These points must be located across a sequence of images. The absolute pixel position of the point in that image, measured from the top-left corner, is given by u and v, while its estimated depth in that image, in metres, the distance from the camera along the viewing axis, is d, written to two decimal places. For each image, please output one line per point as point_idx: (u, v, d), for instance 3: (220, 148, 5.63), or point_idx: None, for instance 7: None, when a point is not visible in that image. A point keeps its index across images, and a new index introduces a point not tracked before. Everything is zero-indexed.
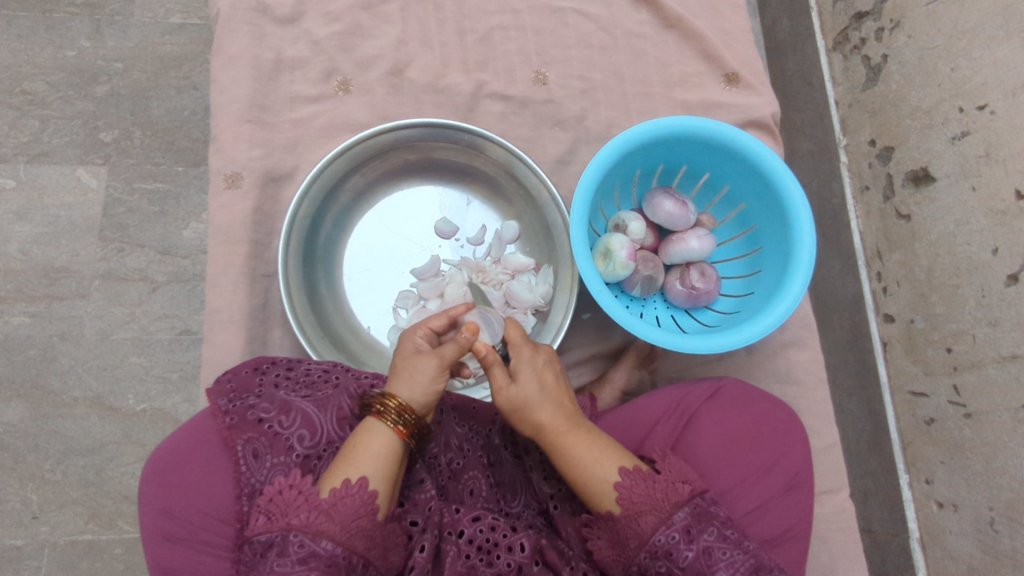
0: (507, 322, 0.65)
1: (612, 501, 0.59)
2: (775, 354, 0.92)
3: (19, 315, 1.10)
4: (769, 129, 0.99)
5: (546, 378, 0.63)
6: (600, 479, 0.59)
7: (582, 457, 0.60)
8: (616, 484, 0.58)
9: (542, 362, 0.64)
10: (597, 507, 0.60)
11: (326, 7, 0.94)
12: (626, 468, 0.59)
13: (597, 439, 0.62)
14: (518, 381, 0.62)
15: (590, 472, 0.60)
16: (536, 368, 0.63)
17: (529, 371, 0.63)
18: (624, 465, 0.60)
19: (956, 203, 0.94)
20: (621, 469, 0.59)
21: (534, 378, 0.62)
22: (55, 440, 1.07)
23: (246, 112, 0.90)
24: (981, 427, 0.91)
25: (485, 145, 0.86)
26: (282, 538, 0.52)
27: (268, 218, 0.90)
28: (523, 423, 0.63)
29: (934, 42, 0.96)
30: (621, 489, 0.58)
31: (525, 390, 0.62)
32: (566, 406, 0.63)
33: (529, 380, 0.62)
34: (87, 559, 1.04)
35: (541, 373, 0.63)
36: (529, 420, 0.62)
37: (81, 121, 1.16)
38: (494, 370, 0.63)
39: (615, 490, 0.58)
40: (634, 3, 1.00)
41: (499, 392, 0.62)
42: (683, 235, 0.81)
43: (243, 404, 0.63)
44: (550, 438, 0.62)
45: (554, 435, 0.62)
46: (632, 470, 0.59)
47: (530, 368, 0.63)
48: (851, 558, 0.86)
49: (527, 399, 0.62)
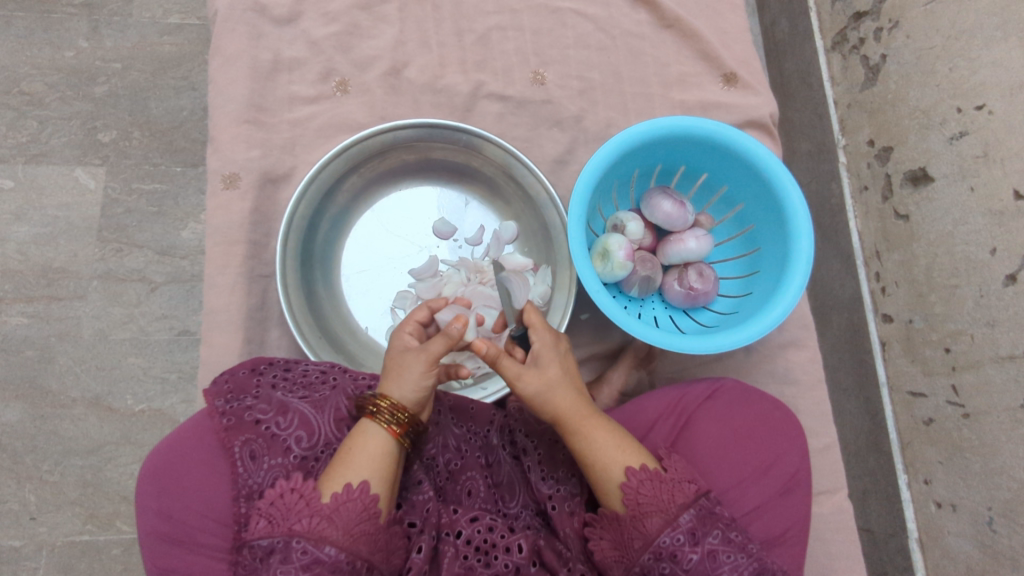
0: (526, 306, 0.64)
1: (616, 499, 0.60)
2: (773, 354, 0.92)
3: (17, 316, 1.10)
4: (768, 130, 0.98)
5: (568, 364, 0.65)
6: (617, 464, 0.60)
7: (602, 445, 0.61)
8: (622, 484, 0.59)
9: (564, 350, 0.65)
10: (606, 506, 0.61)
11: (323, 7, 0.94)
12: (633, 468, 0.59)
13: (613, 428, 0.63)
14: (540, 365, 0.63)
15: (609, 456, 0.61)
16: (560, 355, 0.64)
17: (552, 356, 0.63)
18: (631, 464, 0.60)
19: (953, 203, 0.94)
20: (628, 469, 0.59)
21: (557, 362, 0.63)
22: (54, 440, 1.07)
23: (244, 112, 0.90)
24: (979, 427, 0.91)
25: (483, 145, 0.86)
26: (284, 543, 0.51)
27: (266, 219, 0.90)
28: (545, 409, 0.63)
29: (932, 42, 0.96)
30: (628, 489, 0.59)
31: (547, 373, 0.62)
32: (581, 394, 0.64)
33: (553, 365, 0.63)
34: (85, 560, 1.04)
35: (563, 358, 0.64)
36: (552, 404, 0.62)
37: (79, 121, 1.16)
38: (505, 361, 0.61)
39: (622, 490, 0.59)
40: (631, 3, 1.00)
41: (518, 378, 0.62)
42: (680, 235, 0.81)
43: (240, 405, 0.62)
44: (572, 423, 0.62)
45: (576, 421, 0.62)
46: (638, 469, 0.59)
47: (554, 351, 0.64)
48: (849, 558, 0.86)
49: (550, 383, 0.62)
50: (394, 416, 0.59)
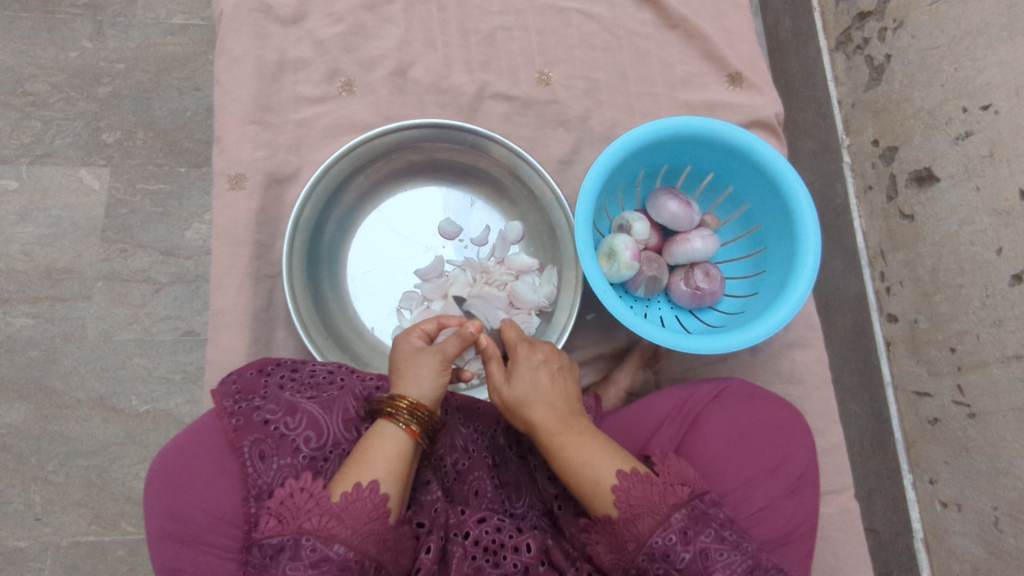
0: (504, 324, 0.70)
1: (609, 504, 0.59)
2: (779, 354, 0.92)
3: (21, 316, 1.10)
4: (773, 129, 0.99)
5: (541, 377, 0.65)
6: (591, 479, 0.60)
7: (575, 457, 0.61)
8: (612, 488, 0.58)
9: (539, 362, 0.66)
10: (595, 509, 0.60)
11: (329, 7, 0.94)
12: (623, 471, 0.59)
13: (590, 439, 0.62)
14: (512, 379, 0.65)
15: (581, 471, 0.60)
16: (533, 367, 0.66)
17: (526, 369, 0.65)
18: (620, 468, 0.60)
19: (959, 203, 0.94)
20: (618, 472, 0.59)
21: (528, 377, 0.65)
22: (59, 441, 1.07)
23: (250, 113, 0.90)
24: (986, 427, 0.91)
25: (490, 146, 0.86)
26: (294, 541, 0.51)
27: (272, 219, 0.91)
28: (520, 421, 0.65)
29: (937, 42, 0.96)
30: (618, 491, 0.58)
31: (521, 388, 0.64)
32: (560, 406, 0.64)
33: (523, 381, 0.64)
34: (91, 561, 1.04)
35: (536, 373, 0.65)
36: (525, 418, 0.64)
37: (84, 122, 1.16)
38: (493, 365, 0.66)
39: (612, 493, 0.58)
40: (636, 3, 1.00)
41: (498, 387, 0.66)
42: (687, 235, 0.81)
43: (249, 406, 0.62)
44: (542, 440, 0.63)
45: (546, 437, 0.63)
46: (629, 472, 0.59)
47: (527, 365, 0.65)
48: (857, 559, 0.86)
49: (523, 399, 0.64)
50: (416, 415, 0.59)
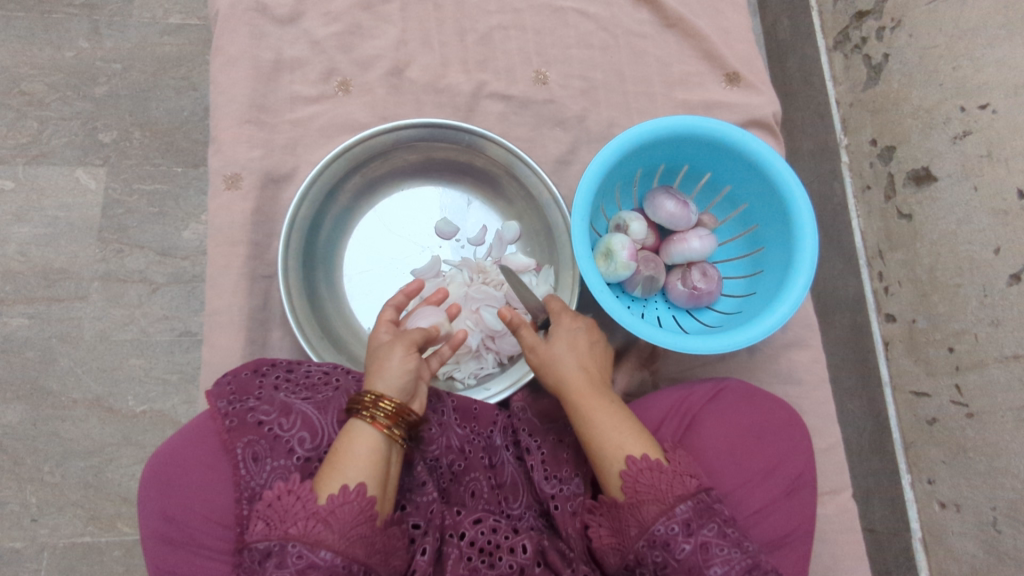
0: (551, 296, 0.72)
1: (618, 488, 0.59)
2: (777, 354, 0.92)
3: (18, 316, 1.10)
4: (770, 129, 0.98)
5: (581, 343, 0.68)
6: (613, 444, 0.60)
7: (599, 421, 0.62)
8: (622, 471, 0.58)
9: (579, 331, 0.69)
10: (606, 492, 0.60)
11: (325, 7, 0.94)
12: (634, 456, 0.59)
13: (618, 409, 0.63)
14: (551, 339, 0.68)
15: (606, 434, 0.61)
16: (573, 333, 0.69)
17: (565, 334, 0.68)
18: (631, 453, 0.59)
19: (957, 202, 0.94)
20: (628, 457, 0.59)
21: (568, 337, 0.68)
22: (55, 442, 1.06)
23: (246, 112, 0.90)
24: (984, 427, 0.90)
25: (486, 145, 0.85)
26: (280, 547, 0.51)
27: (268, 219, 0.90)
28: (551, 382, 0.67)
29: (935, 41, 0.96)
30: (627, 476, 0.58)
31: (555, 348, 0.67)
32: (591, 373, 0.66)
33: (562, 342, 0.67)
34: (86, 561, 1.04)
35: (576, 340, 0.68)
36: (557, 378, 0.66)
37: (80, 121, 1.16)
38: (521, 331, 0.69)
39: (620, 477, 0.58)
40: (634, 3, 0.99)
41: (531, 348, 0.68)
42: (683, 235, 0.81)
43: (243, 406, 0.62)
44: (572, 398, 0.65)
45: (577, 395, 0.64)
46: (638, 458, 0.58)
47: (565, 332, 0.68)
48: (854, 559, 0.86)
49: (557, 357, 0.67)
50: (382, 407, 0.58)
